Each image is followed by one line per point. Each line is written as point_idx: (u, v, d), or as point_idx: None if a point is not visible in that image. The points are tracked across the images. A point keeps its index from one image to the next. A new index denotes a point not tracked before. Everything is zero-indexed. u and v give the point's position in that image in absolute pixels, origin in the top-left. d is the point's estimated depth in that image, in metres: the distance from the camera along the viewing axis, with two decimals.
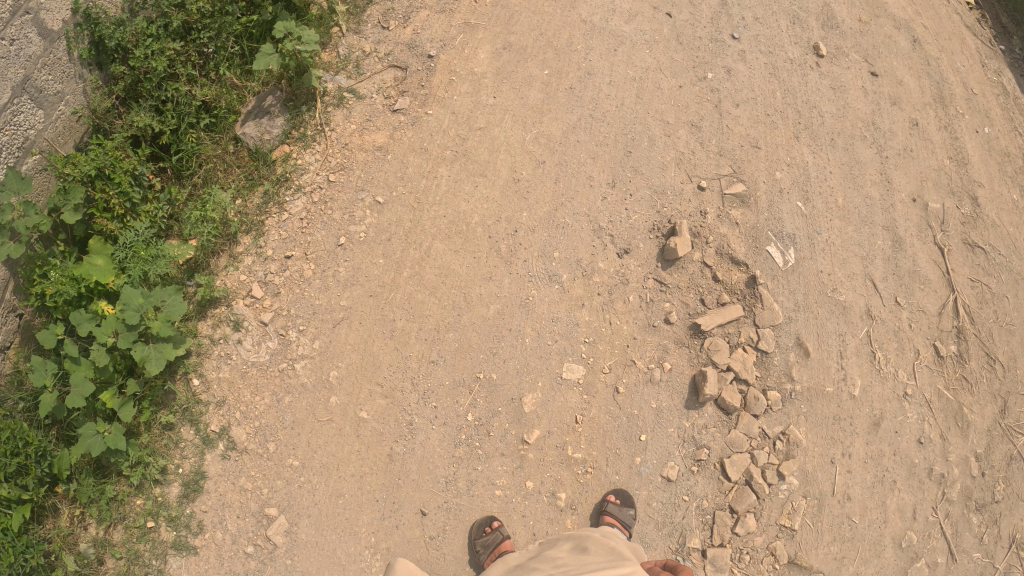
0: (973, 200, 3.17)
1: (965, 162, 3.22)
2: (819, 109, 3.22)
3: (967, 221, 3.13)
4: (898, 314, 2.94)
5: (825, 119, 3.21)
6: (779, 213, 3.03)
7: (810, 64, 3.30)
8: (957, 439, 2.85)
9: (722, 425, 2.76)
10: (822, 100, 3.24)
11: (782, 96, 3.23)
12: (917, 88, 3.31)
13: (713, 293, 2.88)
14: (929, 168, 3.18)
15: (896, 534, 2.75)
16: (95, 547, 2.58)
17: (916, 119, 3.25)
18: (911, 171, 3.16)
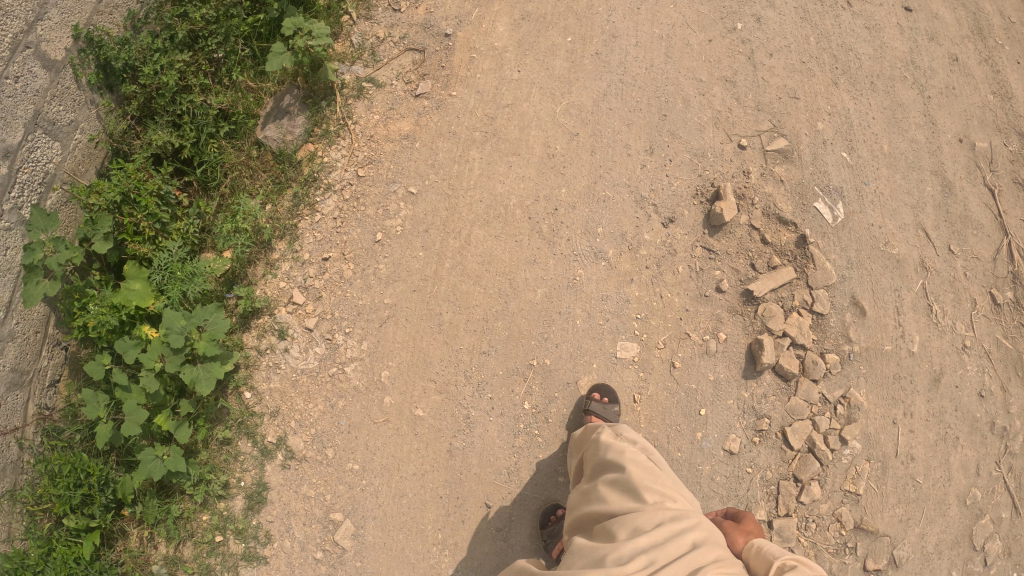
0: (1021, 136, 3.02)
1: (1009, 95, 3.05)
2: (856, 51, 3.06)
3: (1016, 158, 3.00)
4: (952, 264, 2.89)
5: (863, 62, 3.05)
6: (824, 166, 2.91)
7: (841, 4, 3.11)
8: (1018, 389, 2.87)
9: (783, 393, 2.69)
10: (858, 42, 3.07)
11: (816, 42, 3.07)
12: (953, 21, 3.13)
13: (764, 256, 2.78)
14: (972, 106, 3.03)
15: (960, 492, 2.81)
16: (167, 566, 2.58)
17: (955, 54, 3.08)
18: (954, 110, 3.01)
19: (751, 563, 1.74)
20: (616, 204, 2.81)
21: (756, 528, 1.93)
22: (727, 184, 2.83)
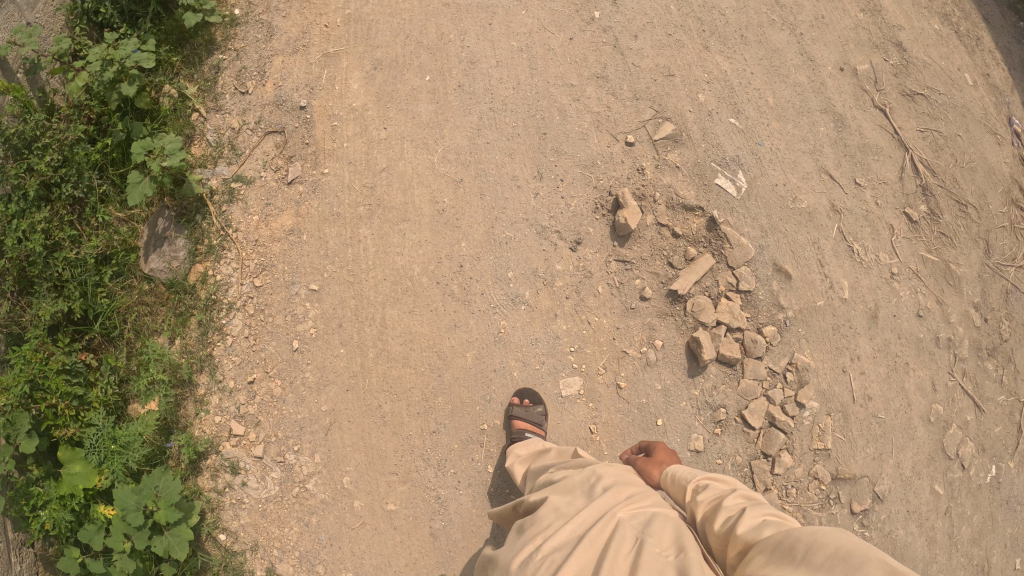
0: (899, 46, 3.04)
1: (880, 9, 3.07)
2: (719, 8, 3.04)
3: (899, 70, 3.02)
4: (862, 197, 2.89)
5: (729, 16, 3.03)
6: (716, 138, 2.88)
7: None
8: (953, 298, 2.91)
9: (731, 379, 2.74)
10: None
11: (677, 9, 3.03)
12: None
13: (679, 251, 2.76)
14: (847, 29, 3.03)
15: (923, 413, 2.89)
16: None
17: None
18: (829, 40, 3.02)
19: (671, 488, 1.97)
20: (519, 241, 2.74)
21: (668, 455, 2.20)
22: (624, 190, 2.77)
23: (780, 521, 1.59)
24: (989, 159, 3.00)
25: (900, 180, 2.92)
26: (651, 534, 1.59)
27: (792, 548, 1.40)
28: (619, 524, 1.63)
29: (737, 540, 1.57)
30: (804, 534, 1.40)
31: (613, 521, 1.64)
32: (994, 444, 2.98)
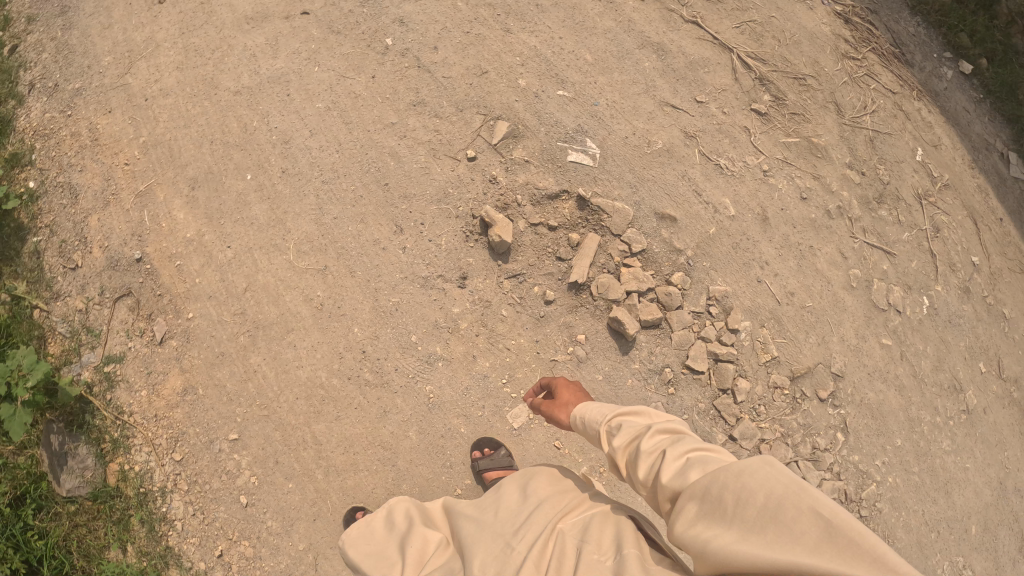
0: None
1: None
2: None
3: None
4: (709, 112, 3.00)
5: None
6: (552, 116, 2.90)
7: None
8: (826, 167, 3.07)
9: (662, 337, 2.77)
10: None
11: (465, 4, 3.03)
12: None
13: (562, 241, 2.79)
14: None
15: (845, 282, 2.98)
16: None
17: None
18: None
19: (584, 433, 1.70)
20: (415, 300, 2.75)
21: (574, 395, 1.84)
22: (484, 210, 2.78)
23: (706, 456, 1.43)
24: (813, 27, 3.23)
25: (741, 76, 3.08)
26: (591, 541, 1.50)
27: (721, 500, 1.31)
28: (563, 540, 1.52)
29: (666, 490, 1.42)
30: (729, 478, 1.31)
31: (556, 535, 1.54)
32: (916, 279, 3.12)
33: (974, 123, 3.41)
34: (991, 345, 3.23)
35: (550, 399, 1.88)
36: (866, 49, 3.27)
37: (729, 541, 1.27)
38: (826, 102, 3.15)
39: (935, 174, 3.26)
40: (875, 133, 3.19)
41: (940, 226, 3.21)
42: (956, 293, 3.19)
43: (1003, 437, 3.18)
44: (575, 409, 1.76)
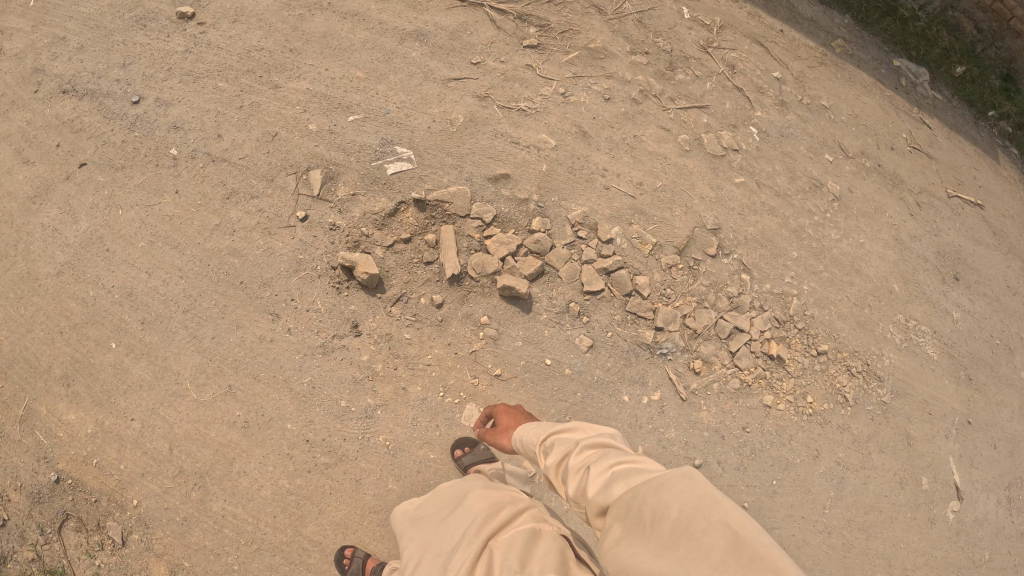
0: None
1: None
2: (256, 46, 3.10)
3: None
4: (488, 67, 3.21)
5: (270, 46, 3.11)
6: (355, 142, 3.00)
7: (199, 38, 3.09)
8: (613, 63, 3.32)
9: (552, 278, 2.87)
10: (250, 36, 3.12)
11: (227, 81, 3.04)
12: None
13: (420, 246, 2.92)
14: None
15: (678, 149, 3.20)
16: None
17: None
18: None
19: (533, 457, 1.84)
20: (330, 366, 2.81)
21: (512, 420, 2.16)
22: (341, 256, 2.84)
23: (629, 466, 1.49)
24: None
25: (501, 24, 3.31)
26: (512, 553, 1.61)
27: (641, 515, 1.34)
28: (490, 553, 1.66)
29: (594, 505, 1.48)
30: (649, 492, 1.35)
31: (488, 550, 1.67)
32: (736, 115, 3.39)
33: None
34: (824, 137, 3.58)
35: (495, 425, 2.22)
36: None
37: (645, 558, 1.27)
38: (586, 9, 3.40)
39: (707, 22, 3.54)
40: (641, 14, 3.44)
41: (733, 64, 3.50)
42: (774, 108, 3.50)
43: (875, 203, 3.59)
44: (520, 433, 1.95)
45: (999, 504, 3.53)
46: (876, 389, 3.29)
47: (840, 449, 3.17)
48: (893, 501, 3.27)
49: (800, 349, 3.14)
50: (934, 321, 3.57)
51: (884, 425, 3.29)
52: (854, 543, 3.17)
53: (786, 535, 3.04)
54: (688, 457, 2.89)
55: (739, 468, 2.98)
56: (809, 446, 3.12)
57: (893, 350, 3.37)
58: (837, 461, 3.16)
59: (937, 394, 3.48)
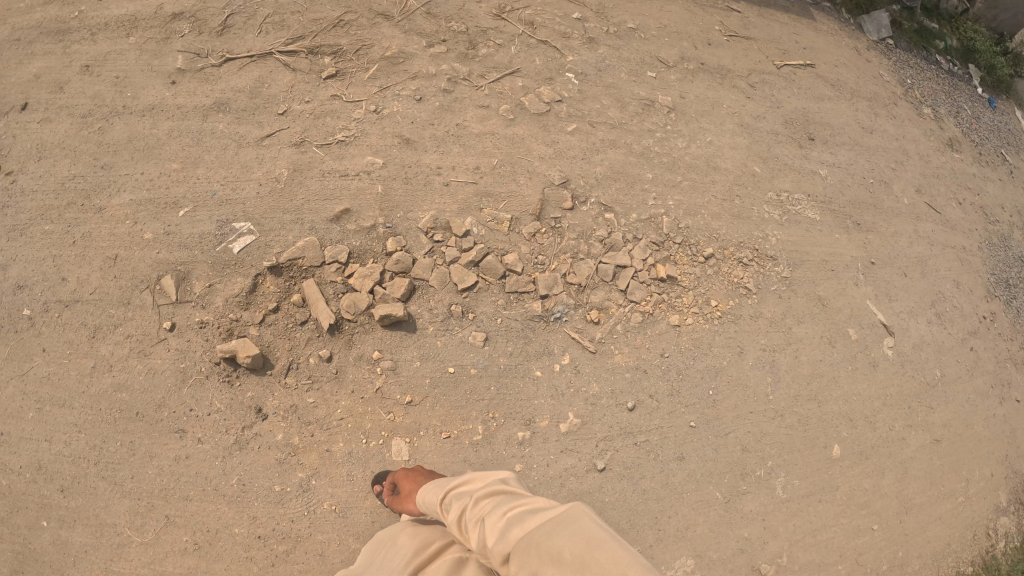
0: (177, 19, 3.32)
1: (133, 21, 3.30)
2: (66, 176, 3.01)
3: (196, 28, 3.31)
4: (297, 111, 3.16)
5: (81, 171, 3.02)
6: (194, 234, 2.91)
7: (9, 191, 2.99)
8: (415, 61, 3.32)
9: (427, 289, 2.85)
10: (58, 168, 3.02)
11: (51, 221, 2.93)
12: (47, 90, 3.18)
13: (291, 309, 2.86)
14: (139, 62, 3.24)
15: (504, 120, 3.20)
16: None
17: (82, 65, 3.22)
18: (144, 81, 3.20)
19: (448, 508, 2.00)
20: (252, 458, 2.73)
21: (414, 483, 2.43)
22: (219, 350, 2.74)
23: (525, 512, 1.69)
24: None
25: (295, 65, 3.27)
26: None
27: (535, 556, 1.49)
28: None
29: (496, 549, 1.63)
30: (543, 533, 1.52)
31: None
32: (548, 67, 3.42)
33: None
34: (642, 56, 3.64)
35: (399, 490, 2.49)
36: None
37: None
38: (372, 20, 3.41)
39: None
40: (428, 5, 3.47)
41: (531, 21, 3.54)
42: (583, 47, 3.54)
43: (712, 98, 3.69)
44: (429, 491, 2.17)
45: (924, 322, 3.80)
46: (773, 269, 3.34)
47: (760, 337, 3.20)
48: (828, 361, 3.36)
49: (686, 261, 3.15)
50: (805, 186, 3.67)
51: (794, 298, 3.35)
52: (810, 415, 3.26)
53: (743, 436, 3.06)
54: (618, 403, 2.88)
55: (672, 393, 2.97)
56: (729, 344, 3.12)
57: (776, 228, 3.44)
58: (762, 348, 3.19)
59: (832, 249, 3.57)
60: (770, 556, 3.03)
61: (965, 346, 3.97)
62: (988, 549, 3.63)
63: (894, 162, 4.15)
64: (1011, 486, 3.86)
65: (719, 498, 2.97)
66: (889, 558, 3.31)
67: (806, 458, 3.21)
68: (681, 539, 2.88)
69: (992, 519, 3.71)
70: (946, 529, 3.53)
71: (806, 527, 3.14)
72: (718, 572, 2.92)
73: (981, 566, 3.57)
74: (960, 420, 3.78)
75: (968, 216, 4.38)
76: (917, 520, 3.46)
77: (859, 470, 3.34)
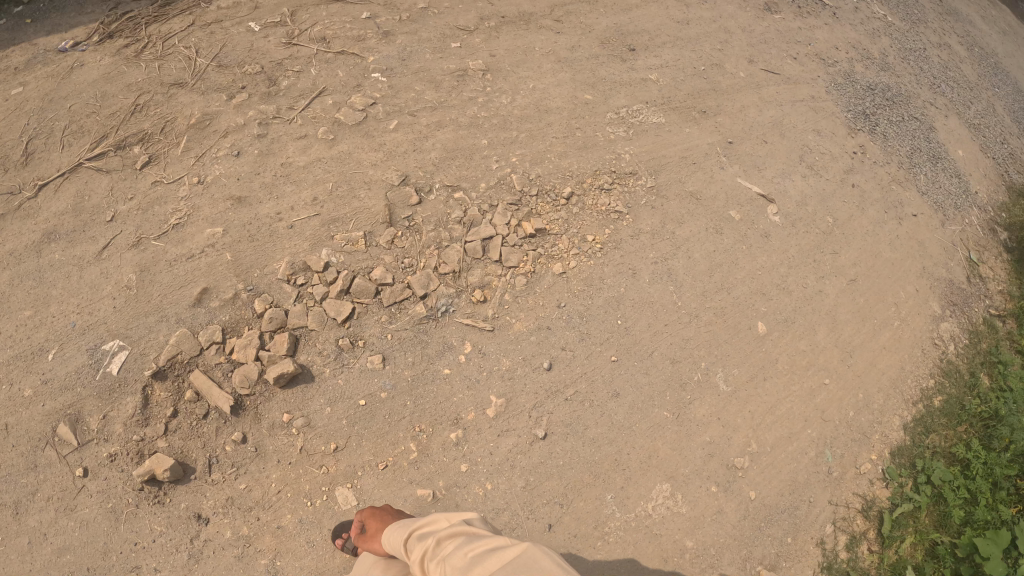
0: None
1: None
2: None
3: None
4: (122, 208, 2.93)
5: None
6: (76, 375, 2.58)
7: None
8: (223, 116, 3.17)
9: (309, 335, 2.72)
10: None
11: None
12: None
13: (192, 408, 2.61)
14: None
15: (326, 142, 3.12)
16: None
17: None
18: None
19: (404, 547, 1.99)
20: (214, 565, 2.43)
21: (379, 522, 2.27)
22: (137, 476, 2.46)
23: (487, 553, 1.71)
24: (91, 74, 3.26)
25: (108, 166, 3.01)
26: None
27: None
28: None
29: None
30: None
31: None
32: (353, 76, 3.36)
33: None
34: (441, 32, 3.61)
35: (364, 531, 2.30)
36: (139, 39, 3.41)
37: None
38: (167, 93, 3.24)
39: (274, 26, 3.50)
40: (215, 58, 3.36)
41: (323, 37, 3.47)
42: (382, 45, 3.48)
43: (523, 46, 3.69)
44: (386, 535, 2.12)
45: (801, 178, 3.89)
46: (637, 182, 3.38)
47: (647, 252, 3.23)
48: (722, 248, 3.42)
49: (549, 208, 3.17)
50: (640, 95, 3.71)
51: (667, 203, 3.39)
52: (724, 305, 3.30)
53: (666, 349, 3.09)
54: (535, 367, 2.87)
55: (583, 337, 2.98)
56: (620, 269, 3.15)
57: (626, 144, 3.48)
58: (653, 262, 3.23)
59: (687, 143, 3.63)
60: (740, 449, 3.08)
61: (846, 185, 4.10)
62: (940, 358, 3.74)
63: (719, 42, 4.24)
64: (936, 294, 4.01)
65: (669, 416, 3.00)
66: (851, 404, 3.41)
67: (736, 345, 3.26)
68: (649, 469, 2.89)
69: (933, 331, 3.84)
70: (894, 357, 3.64)
71: (761, 408, 3.21)
72: (697, 484, 2.95)
73: (939, 375, 3.68)
74: (866, 254, 3.92)
75: (807, 68, 4.51)
76: (863, 359, 3.57)
77: (790, 337, 3.43)
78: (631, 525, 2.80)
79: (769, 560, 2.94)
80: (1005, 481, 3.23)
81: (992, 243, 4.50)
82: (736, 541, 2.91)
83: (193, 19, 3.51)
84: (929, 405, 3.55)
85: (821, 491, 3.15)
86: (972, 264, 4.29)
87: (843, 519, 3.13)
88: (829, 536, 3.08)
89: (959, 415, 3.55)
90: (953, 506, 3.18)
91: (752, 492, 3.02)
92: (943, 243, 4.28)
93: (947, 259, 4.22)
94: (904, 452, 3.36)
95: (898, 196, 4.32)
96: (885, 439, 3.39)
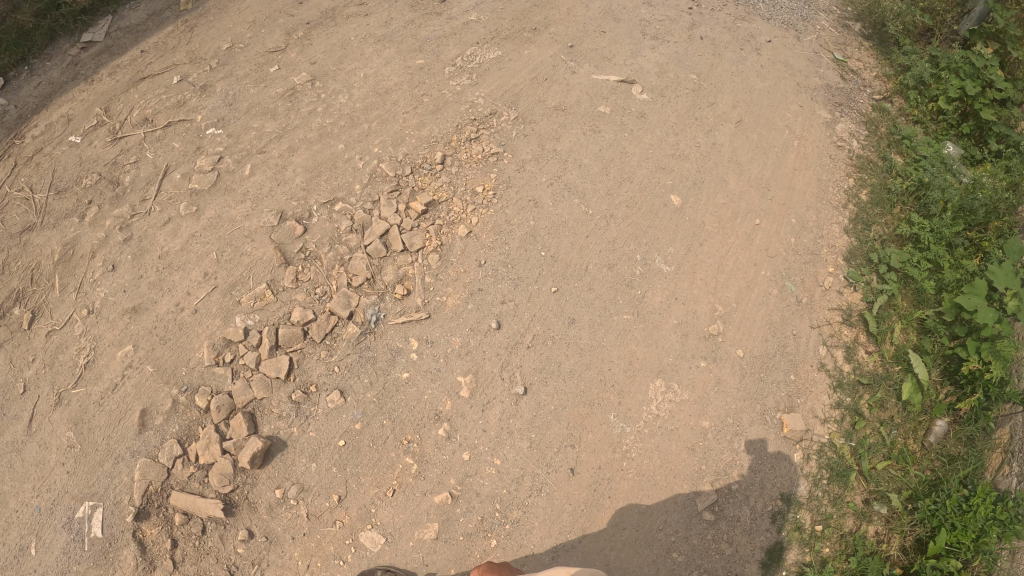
0: None
1: None
2: None
3: None
4: (25, 371, 2.67)
5: None
6: (66, 553, 2.38)
7: None
8: (85, 238, 2.96)
9: (262, 405, 2.62)
10: None
11: None
12: None
13: (192, 528, 2.44)
14: None
15: (192, 218, 2.99)
16: (882, 504, 2.88)
17: None
18: None
19: None
20: None
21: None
22: None
23: None
24: None
25: None
26: None
27: None
28: None
29: None
30: None
31: None
32: (193, 143, 3.22)
33: (47, 86, 3.44)
34: (254, 62, 3.51)
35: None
36: None
37: None
38: (20, 241, 2.95)
39: (96, 131, 3.28)
40: (52, 187, 3.10)
41: (145, 118, 3.30)
42: (208, 101, 3.35)
43: (339, 42, 3.61)
44: None
45: (651, 50, 3.99)
46: (500, 120, 3.40)
47: (539, 178, 3.26)
48: (606, 145, 3.48)
49: (430, 179, 3.15)
50: (468, 39, 3.72)
51: (537, 126, 3.43)
52: (632, 194, 3.35)
53: (598, 258, 3.12)
54: (486, 331, 2.85)
55: (515, 283, 2.97)
56: (521, 203, 3.16)
57: (475, 89, 3.49)
58: (548, 184, 3.25)
59: (531, 64, 3.69)
60: (709, 318, 3.12)
61: (695, 39, 4.16)
62: (849, 157, 3.81)
63: None
64: (820, 103, 4.06)
65: (630, 317, 3.03)
66: (788, 232, 3.46)
67: (658, 225, 3.30)
68: (636, 370, 2.92)
69: (831, 136, 3.90)
70: (808, 175, 3.70)
71: (712, 272, 3.25)
72: (686, 367, 2.98)
73: (856, 172, 3.74)
74: (743, 92, 3.97)
75: None
76: (780, 189, 3.61)
77: (706, 197, 3.47)
78: (644, 432, 2.82)
79: (783, 403, 3.00)
80: (955, 240, 3.41)
81: (851, 37, 4.48)
82: (746, 401, 2.97)
83: (13, 159, 3.20)
84: (858, 203, 3.60)
85: (798, 321, 3.21)
86: (840, 63, 4.32)
87: (831, 336, 3.20)
88: (826, 357, 3.15)
89: (890, 200, 3.62)
90: (923, 280, 3.31)
91: (737, 350, 3.07)
92: (806, 56, 4.31)
93: (816, 68, 4.25)
94: (856, 254, 3.43)
95: (747, 30, 4.34)
96: (834, 250, 3.45)
